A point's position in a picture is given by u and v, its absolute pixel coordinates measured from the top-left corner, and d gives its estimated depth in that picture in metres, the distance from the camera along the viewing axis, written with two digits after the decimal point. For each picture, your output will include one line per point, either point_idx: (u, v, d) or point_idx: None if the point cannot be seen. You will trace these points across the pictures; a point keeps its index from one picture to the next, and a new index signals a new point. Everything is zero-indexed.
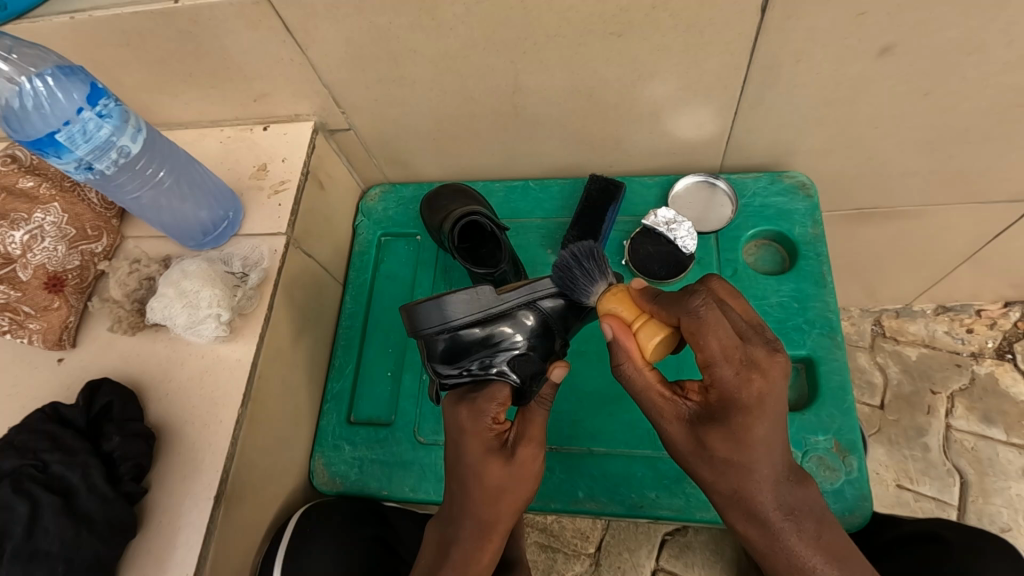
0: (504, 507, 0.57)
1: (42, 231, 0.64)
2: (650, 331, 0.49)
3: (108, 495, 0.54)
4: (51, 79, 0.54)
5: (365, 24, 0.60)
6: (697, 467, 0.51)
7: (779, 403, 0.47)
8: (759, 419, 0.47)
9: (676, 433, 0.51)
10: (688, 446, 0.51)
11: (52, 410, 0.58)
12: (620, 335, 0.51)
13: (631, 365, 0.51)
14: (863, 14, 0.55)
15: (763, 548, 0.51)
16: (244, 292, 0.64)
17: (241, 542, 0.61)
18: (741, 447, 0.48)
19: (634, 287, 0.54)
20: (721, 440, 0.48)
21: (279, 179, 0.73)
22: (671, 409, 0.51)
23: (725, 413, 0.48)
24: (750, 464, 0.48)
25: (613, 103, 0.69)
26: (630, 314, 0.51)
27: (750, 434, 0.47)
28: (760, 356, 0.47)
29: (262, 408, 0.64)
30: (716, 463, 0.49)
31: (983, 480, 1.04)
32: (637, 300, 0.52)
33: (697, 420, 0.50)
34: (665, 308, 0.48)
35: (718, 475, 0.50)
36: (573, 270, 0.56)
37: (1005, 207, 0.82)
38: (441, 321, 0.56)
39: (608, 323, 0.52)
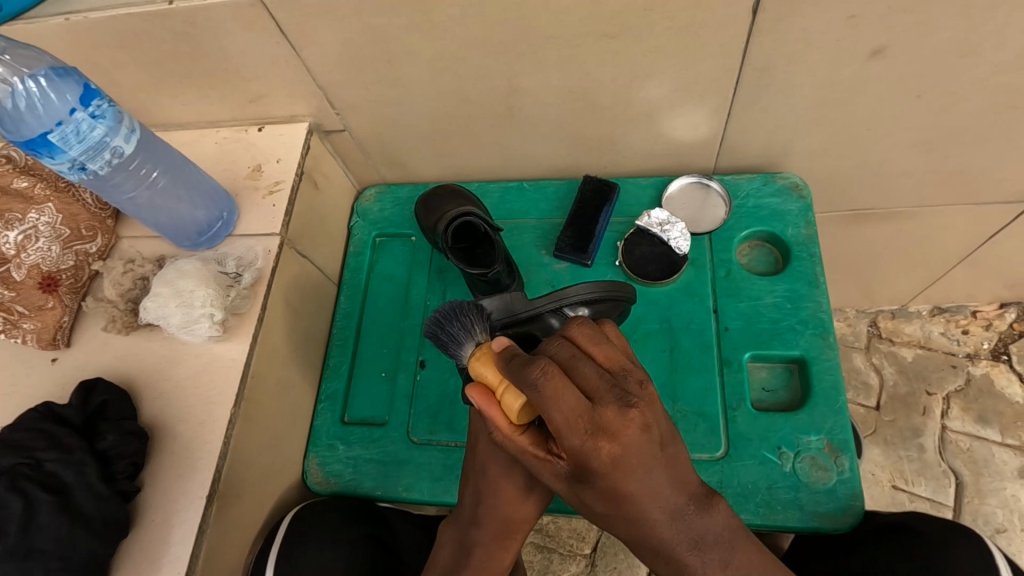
0: (530, 506, 0.58)
1: (37, 231, 0.64)
2: (511, 395, 0.45)
3: (104, 493, 0.54)
4: (44, 80, 0.55)
5: (360, 25, 0.60)
6: (595, 519, 0.49)
7: (643, 458, 0.43)
8: (623, 480, 0.43)
9: (561, 487, 0.49)
10: (573, 499, 0.49)
11: (46, 410, 0.58)
12: (484, 407, 0.48)
13: (498, 432, 0.49)
14: (853, 17, 0.55)
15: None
16: (237, 291, 0.65)
17: (235, 541, 0.62)
18: (617, 506, 0.45)
19: (500, 342, 0.49)
20: (597, 498, 0.46)
21: (275, 179, 0.74)
22: (550, 469, 0.48)
23: (595, 477, 0.44)
24: (639, 519, 0.46)
25: (607, 104, 0.70)
26: (491, 380, 0.47)
27: (623, 491, 0.44)
28: (610, 414, 0.42)
29: (256, 407, 0.65)
30: (604, 516, 0.47)
31: (978, 480, 1.05)
32: (492, 363, 0.47)
33: (571, 480, 0.47)
34: (510, 378, 0.44)
35: (611, 527, 0.48)
36: (441, 334, 0.53)
37: (998, 208, 0.82)
38: None
39: (471, 392, 0.49)
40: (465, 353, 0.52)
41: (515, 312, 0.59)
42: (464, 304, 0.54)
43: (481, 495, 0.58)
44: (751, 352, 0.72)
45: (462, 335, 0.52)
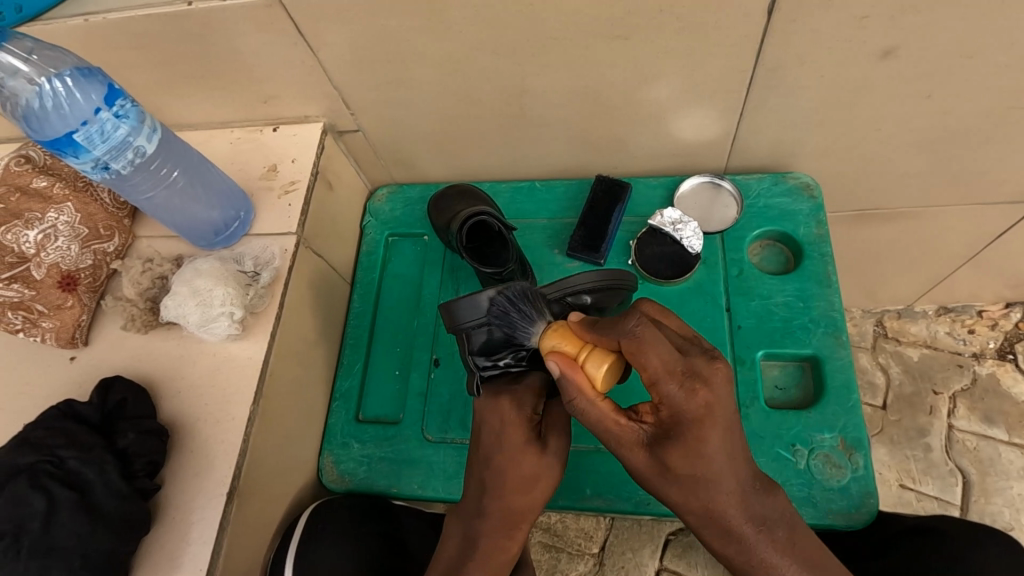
0: (536, 495, 0.59)
1: (56, 230, 0.65)
2: (596, 360, 0.48)
3: (124, 491, 0.55)
4: (70, 80, 0.55)
5: (375, 27, 0.61)
6: (664, 487, 0.51)
7: (726, 408, 0.48)
8: (711, 430, 0.48)
9: (640, 461, 0.51)
10: (651, 470, 0.51)
11: (66, 407, 0.58)
12: (568, 373, 0.49)
13: (586, 401, 0.49)
14: (865, 18, 0.56)
15: (740, 563, 0.53)
16: (256, 290, 0.65)
17: (253, 538, 0.62)
18: (701, 458, 0.49)
19: (574, 320, 0.52)
20: (682, 459, 0.49)
21: (290, 179, 0.74)
22: (631, 437, 0.51)
23: (678, 429, 0.48)
24: (707, 476, 0.49)
25: (619, 105, 0.70)
26: (572, 348, 0.49)
27: (705, 446, 0.48)
28: (701, 366, 0.48)
29: (273, 405, 0.65)
30: (682, 480, 0.50)
31: (984, 480, 1.05)
32: (578, 330, 0.50)
33: (654, 444, 0.50)
34: (600, 338, 0.48)
35: (689, 496, 0.50)
36: (510, 313, 0.53)
37: (1006, 209, 0.82)
38: (480, 315, 0.54)
39: (553, 361, 0.50)
40: (536, 332, 0.53)
41: None
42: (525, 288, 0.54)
43: (486, 485, 0.59)
44: (763, 351, 0.72)
45: (533, 316, 0.53)
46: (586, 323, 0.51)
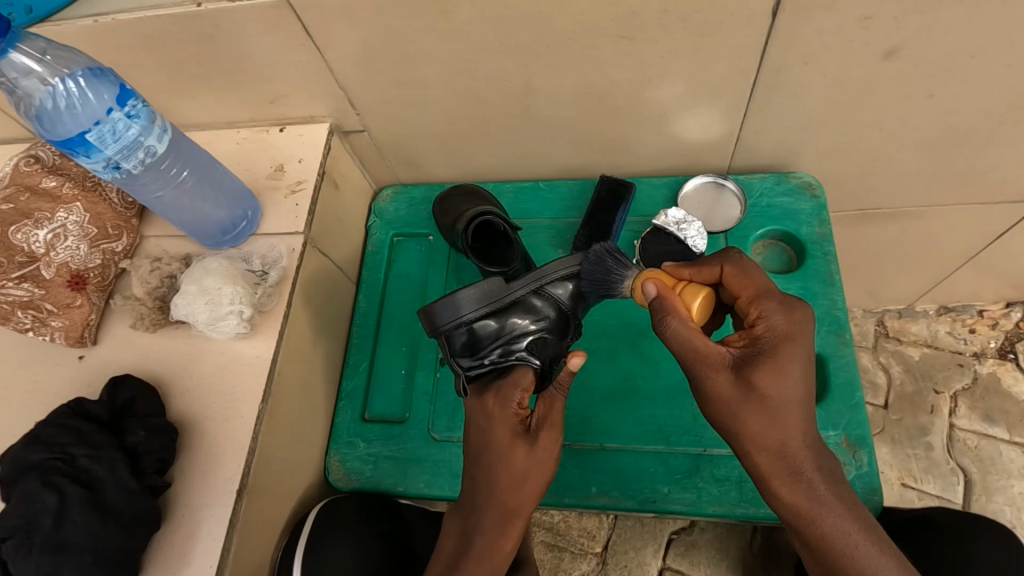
0: (531, 491, 0.59)
1: (65, 230, 0.65)
2: (693, 289, 0.53)
3: (133, 488, 0.55)
4: (83, 80, 0.56)
5: (382, 27, 0.61)
6: (740, 416, 0.51)
7: (811, 342, 0.52)
8: (795, 351, 0.51)
9: (721, 382, 0.51)
10: (734, 396, 0.51)
11: (76, 405, 0.59)
12: (665, 292, 0.53)
13: (679, 320, 0.51)
14: (868, 19, 0.56)
15: (809, 511, 0.51)
16: (264, 289, 0.66)
17: (261, 536, 0.62)
18: (784, 373, 0.50)
19: (670, 268, 0.59)
20: (768, 374, 0.50)
21: (296, 179, 0.75)
22: (716, 357, 0.52)
23: (775, 345, 0.51)
24: (787, 398, 0.50)
25: (624, 105, 0.71)
26: (671, 282, 0.55)
27: (795, 364, 0.51)
28: (797, 297, 0.54)
29: (281, 403, 0.66)
30: (765, 404, 0.50)
31: (986, 479, 1.06)
32: (675, 269, 0.58)
33: (742, 363, 0.51)
34: (704, 263, 0.57)
35: (773, 422, 0.50)
36: (606, 262, 0.59)
37: (1007, 208, 0.83)
38: (455, 317, 0.59)
39: (650, 282, 0.54)
40: (628, 279, 0.59)
41: (495, 298, 0.60)
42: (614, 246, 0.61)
43: (480, 482, 0.59)
44: None
45: (626, 263, 0.59)
46: (682, 266, 0.59)
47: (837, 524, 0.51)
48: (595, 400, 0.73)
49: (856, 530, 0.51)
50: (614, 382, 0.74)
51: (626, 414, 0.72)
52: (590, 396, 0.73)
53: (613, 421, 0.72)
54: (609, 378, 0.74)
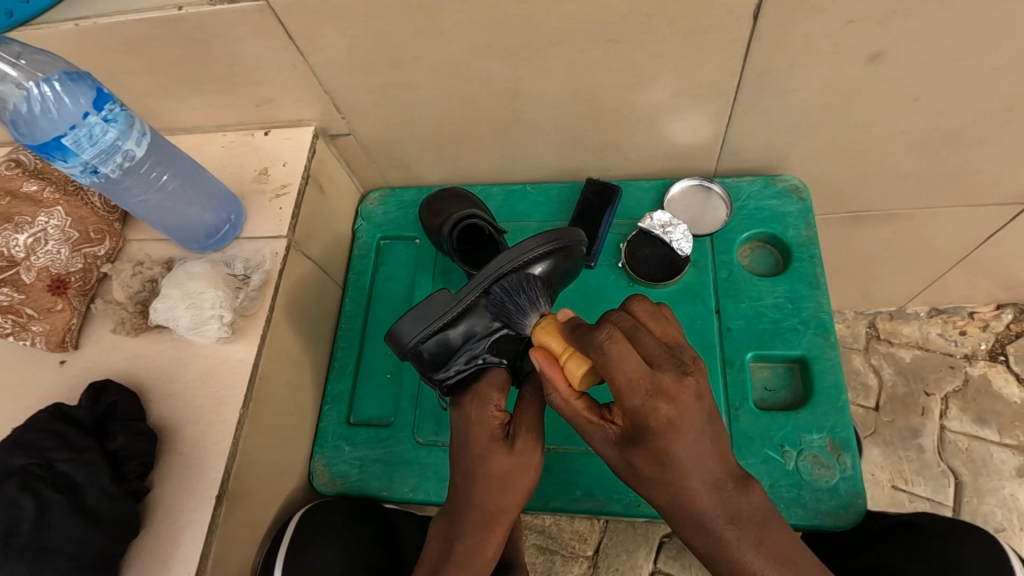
0: (514, 496, 0.58)
1: (46, 234, 0.65)
2: (575, 363, 0.49)
3: (115, 492, 0.55)
4: (58, 85, 0.56)
5: (365, 30, 0.61)
6: (632, 480, 0.54)
7: (696, 421, 0.49)
8: (673, 443, 0.49)
9: (609, 452, 0.54)
10: (622, 465, 0.53)
11: (57, 409, 0.58)
12: (547, 366, 0.51)
13: (558, 396, 0.52)
14: (852, 22, 0.56)
15: (719, 556, 0.52)
16: (246, 293, 0.65)
17: (244, 541, 0.62)
18: (669, 468, 0.50)
19: (562, 316, 0.53)
20: (649, 459, 0.50)
21: (281, 183, 0.74)
22: (601, 436, 0.53)
23: (647, 437, 0.49)
24: (674, 480, 0.51)
25: (610, 107, 0.71)
26: (558, 346, 0.51)
27: (675, 453, 0.49)
28: (669, 380, 0.48)
29: (264, 407, 0.65)
30: (645, 478, 0.52)
31: (977, 480, 1.05)
32: (560, 332, 0.52)
33: (622, 444, 0.52)
34: (574, 340, 0.49)
35: (651, 489, 0.53)
36: (507, 304, 0.55)
37: (994, 210, 0.83)
38: (415, 337, 0.54)
39: (537, 354, 0.52)
40: (535, 316, 0.56)
41: (446, 312, 0.53)
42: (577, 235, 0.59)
43: (463, 486, 0.59)
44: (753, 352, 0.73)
45: (528, 308, 0.55)
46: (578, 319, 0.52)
47: (746, 558, 0.51)
48: None
49: (774, 574, 0.51)
50: (600, 385, 0.73)
51: None
52: None
53: None
54: (594, 381, 0.74)
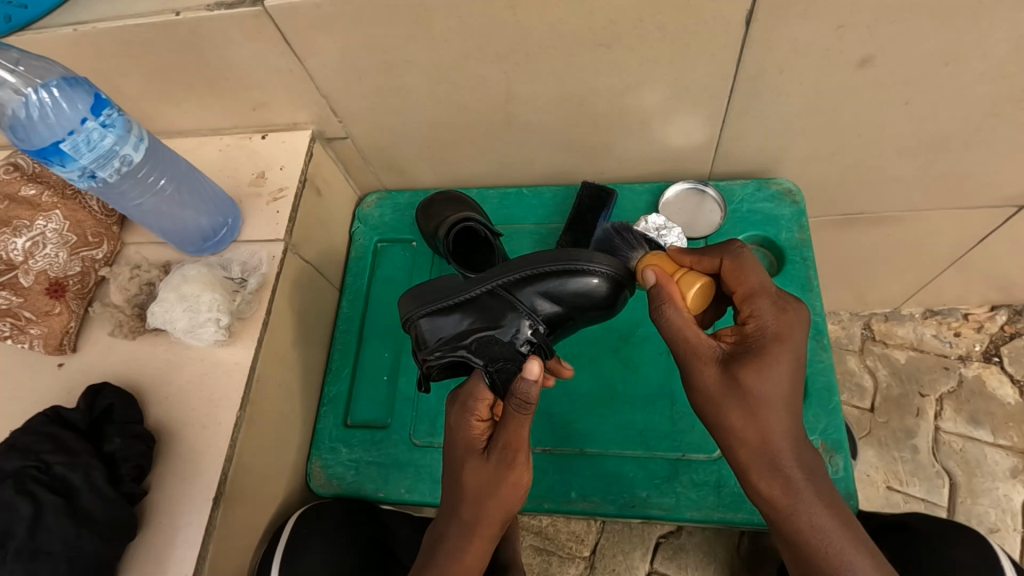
0: (495, 509, 0.57)
1: (44, 237, 0.66)
2: (691, 278, 0.56)
3: (109, 495, 0.55)
4: (57, 90, 0.56)
5: (361, 35, 0.62)
6: (721, 404, 0.53)
7: (804, 340, 0.54)
8: (778, 354, 0.52)
9: (710, 375, 0.54)
10: (719, 385, 0.53)
11: (54, 413, 0.59)
12: (662, 279, 0.57)
13: (673, 307, 0.55)
14: (842, 27, 0.57)
15: (785, 506, 0.53)
16: (243, 296, 0.66)
17: (241, 542, 0.63)
18: (769, 373, 0.52)
19: (669, 252, 0.61)
20: (753, 373, 0.52)
21: (278, 186, 0.75)
22: (705, 349, 0.54)
23: (761, 343, 0.53)
24: (770, 395, 0.52)
25: (604, 111, 0.71)
26: (672, 268, 0.58)
27: (780, 364, 0.52)
28: (793, 297, 0.56)
29: (261, 409, 0.66)
30: (746, 398, 0.52)
31: (971, 481, 1.06)
32: (675, 256, 0.60)
33: (730, 357, 0.53)
34: (705, 255, 0.58)
35: (749, 418, 0.52)
36: (616, 241, 0.69)
37: (986, 213, 0.84)
38: (421, 309, 0.64)
39: (649, 271, 0.58)
40: (635, 254, 0.68)
41: (449, 296, 0.63)
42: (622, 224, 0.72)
43: (449, 491, 0.60)
44: None
45: (635, 243, 0.68)
46: (687, 251, 0.60)
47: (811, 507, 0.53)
48: (575, 405, 0.74)
49: (841, 531, 0.52)
50: (595, 387, 0.74)
51: (606, 419, 0.72)
52: (571, 401, 0.74)
53: (593, 427, 0.72)
54: (589, 383, 0.74)
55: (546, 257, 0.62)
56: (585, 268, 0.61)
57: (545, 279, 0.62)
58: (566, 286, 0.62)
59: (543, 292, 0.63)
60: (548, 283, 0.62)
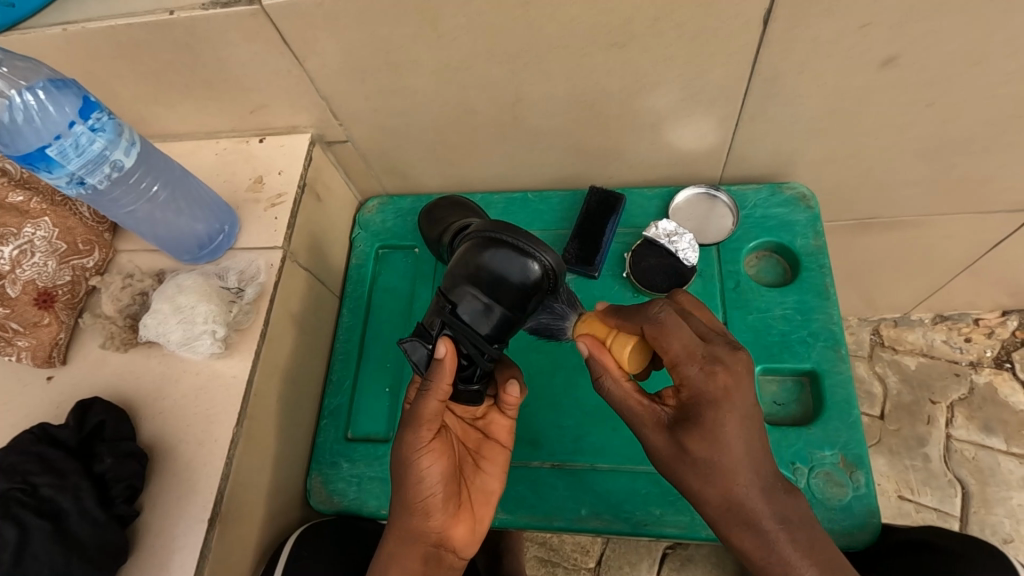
0: (404, 498, 0.57)
1: (32, 246, 0.63)
2: (620, 344, 0.53)
3: (100, 519, 0.53)
4: (42, 93, 0.54)
5: (361, 34, 0.59)
6: (684, 472, 0.51)
7: (747, 396, 0.49)
8: (720, 420, 0.49)
9: (658, 441, 0.52)
10: (670, 452, 0.51)
11: (41, 431, 0.56)
12: (595, 352, 0.54)
13: (610, 379, 0.54)
14: (866, 26, 0.55)
15: (760, 559, 0.51)
16: (240, 307, 0.63)
17: (238, 564, 0.60)
18: (718, 442, 0.49)
19: (603, 309, 0.58)
20: (699, 442, 0.49)
21: (277, 192, 0.73)
22: (652, 418, 0.52)
23: (699, 411, 0.49)
24: (722, 461, 0.49)
25: (614, 114, 0.69)
26: (602, 333, 0.55)
27: (723, 429, 0.49)
28: (724, 351, 0.50)
29: (259, 425, 0.63)
30: (699, 464, 0.50)
31: (984, 490, 1.04)
32: (604, 315, 0.57)
33: (675, 424, 0.51)
34: (626, 318, 0.53)
35: (703, 481, 0.50)
36: None
37: (1003, 217, 0.81)
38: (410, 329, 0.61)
39: (582, 341, 0.56)
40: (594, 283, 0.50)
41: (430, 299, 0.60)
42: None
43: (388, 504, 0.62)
44: (762, 365, 0.71)
45: None
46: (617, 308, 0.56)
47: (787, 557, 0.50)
48: (585, 418, 0.71)
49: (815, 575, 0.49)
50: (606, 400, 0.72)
51: (617, 433, 0.70)
52: (580, 413, 0.71)
53: (604, 440, 0.70)
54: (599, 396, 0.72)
55: (489, 241, 0.54)
56: (531, 251, 0.52)
57: (494, 265, 0.53)
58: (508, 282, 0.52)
59: (494, 283, 0.53)
60: (499, 271, 0.53)
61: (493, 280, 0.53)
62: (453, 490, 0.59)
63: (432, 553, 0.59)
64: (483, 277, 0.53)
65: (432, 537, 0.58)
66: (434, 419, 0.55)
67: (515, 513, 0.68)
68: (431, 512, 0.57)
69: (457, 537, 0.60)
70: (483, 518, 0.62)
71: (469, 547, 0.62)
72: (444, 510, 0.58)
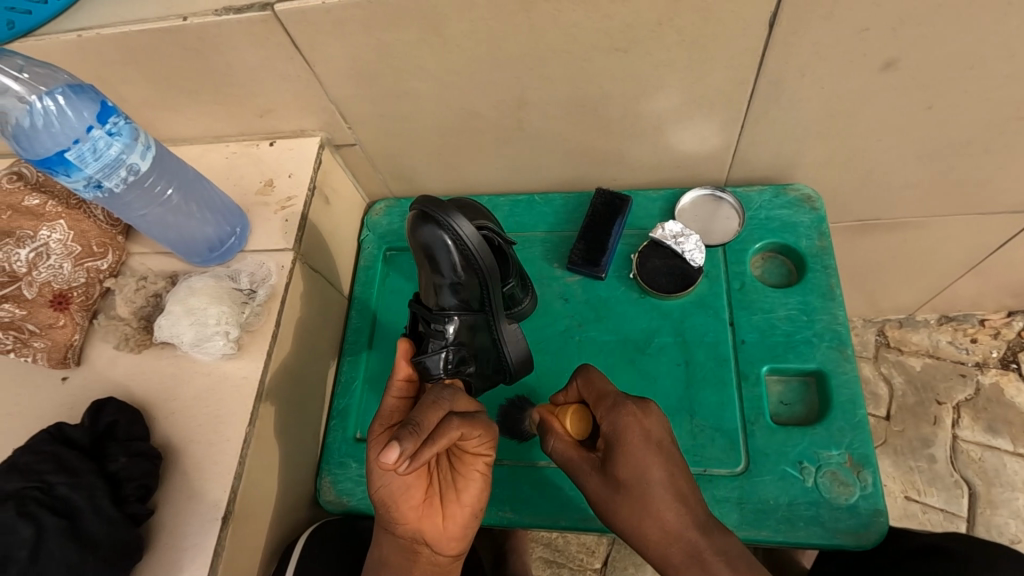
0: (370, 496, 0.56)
1: (48, 248, 0.64)
2: (567, 420, 0.59)
3: (114, 516, 0.54)
4: (62, 98, 0.55)
5: (369, 40, 0.60)
6: (619, 510, 0.52)
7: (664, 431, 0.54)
8: (636, 447, 0.52)
9: (594, 484, 0.54)
10: (601, 492, 0.54)
11: (57, 430, 0.57)
12: (547, 417, 0.61)
13: (555, 441, 0.59)
14: (865, 31, 0.55)
15: None
16: (251, 309, 0.64)
17: (249, 562, 0.61)
18: (643, 468, 0.51)
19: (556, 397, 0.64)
20: (626, 468, 0.52)
21: (286, 195, 0.74)
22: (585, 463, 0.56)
23: (619, 437, 0.53)
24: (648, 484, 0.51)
25: (617, 116, 0.69)
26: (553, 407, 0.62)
27: (643, 456, 0.52)
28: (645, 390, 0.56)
29: (269, 426, 0.64)
30: (632, 494, 0.51)
31: (990, 491, 1.04)
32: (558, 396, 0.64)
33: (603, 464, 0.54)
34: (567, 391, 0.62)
35: (640, 512, 0.51)
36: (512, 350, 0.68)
37: (1006, 218, 0.82)
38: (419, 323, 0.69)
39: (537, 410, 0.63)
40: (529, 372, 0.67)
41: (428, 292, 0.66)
42: (462, 230, 0.60)
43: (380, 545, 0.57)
44: (768, 365, 0.71)
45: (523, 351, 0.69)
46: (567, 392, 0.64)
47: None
48: None
49: None
50: None
51: None
52: None
53: None
54: None
55: (414, 221, 0.62)
56: (441, 225, 0.60)
57: (420, 243, 0.62)
58: (445, 280, 0.62)
59: (433, 263, 0.62)
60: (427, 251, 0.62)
61: (428, 260, 0.62)
62: (418, 484, 0.54)
63: (407, 546, 0.55)
64: (422, 266, 0.64)
65: (401, 529, 0.55)
66: (388, 415, 0.56)
67: (523, 513, 0.69)
68: (388, 506, 0.54)
69: (427, 530, 0.55)
70: (457, 515, 0.55)
71: (449, 543, 0.56)
72: (407, 503, 0.54)
